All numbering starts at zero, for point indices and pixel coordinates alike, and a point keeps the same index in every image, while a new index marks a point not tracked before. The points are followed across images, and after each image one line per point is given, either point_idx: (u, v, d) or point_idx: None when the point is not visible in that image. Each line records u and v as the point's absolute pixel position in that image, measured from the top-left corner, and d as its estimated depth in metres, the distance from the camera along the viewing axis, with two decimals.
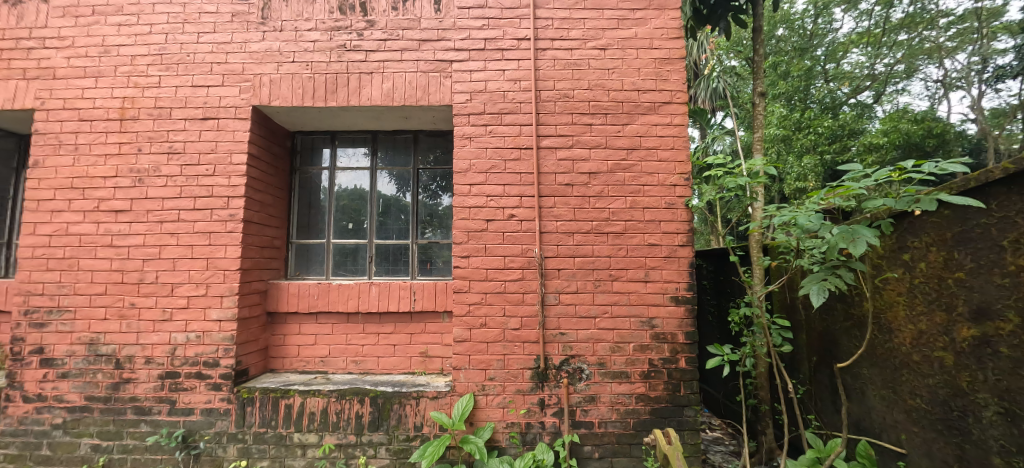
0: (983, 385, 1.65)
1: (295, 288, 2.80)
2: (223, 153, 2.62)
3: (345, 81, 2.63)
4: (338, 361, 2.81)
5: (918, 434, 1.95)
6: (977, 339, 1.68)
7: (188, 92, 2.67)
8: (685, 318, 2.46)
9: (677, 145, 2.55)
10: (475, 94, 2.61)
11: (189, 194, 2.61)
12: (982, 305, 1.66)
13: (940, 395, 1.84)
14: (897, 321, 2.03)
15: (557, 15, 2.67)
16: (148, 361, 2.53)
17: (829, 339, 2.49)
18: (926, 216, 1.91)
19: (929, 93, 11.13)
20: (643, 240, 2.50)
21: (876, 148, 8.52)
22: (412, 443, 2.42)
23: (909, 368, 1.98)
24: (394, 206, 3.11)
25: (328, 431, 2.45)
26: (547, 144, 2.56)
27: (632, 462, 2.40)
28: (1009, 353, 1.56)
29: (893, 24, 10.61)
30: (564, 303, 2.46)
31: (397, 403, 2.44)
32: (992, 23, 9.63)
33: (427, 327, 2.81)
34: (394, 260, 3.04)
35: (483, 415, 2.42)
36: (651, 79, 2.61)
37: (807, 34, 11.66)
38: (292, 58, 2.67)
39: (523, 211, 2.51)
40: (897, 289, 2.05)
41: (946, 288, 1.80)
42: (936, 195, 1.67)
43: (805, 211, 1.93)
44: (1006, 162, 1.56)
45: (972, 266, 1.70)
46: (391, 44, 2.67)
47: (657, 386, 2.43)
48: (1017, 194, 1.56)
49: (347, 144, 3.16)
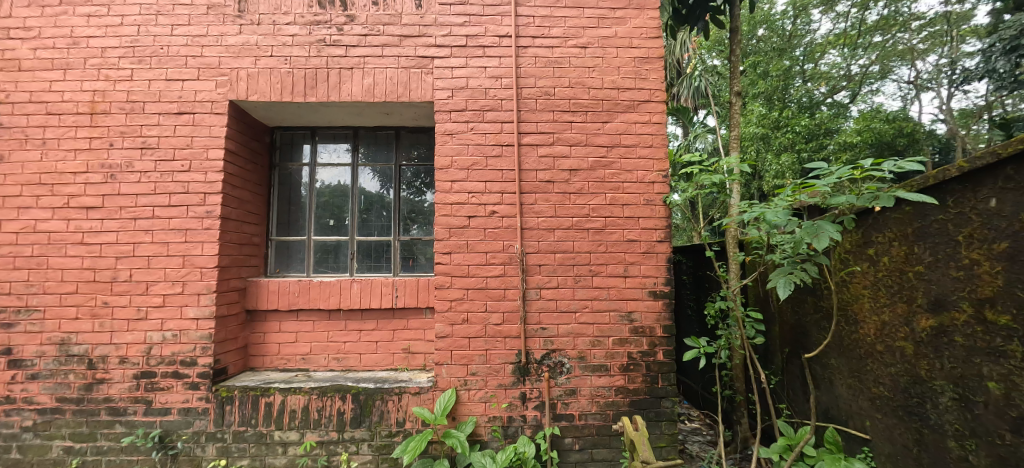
0: (940, 373, 1.75)
1: (275, 286, 2.77)
2: (199, 148, 2.58)
3: (325, 76, 2.61)
4: (319, 359, 2.80)
5: (881, 420, 2.05)
6: (934, 329, 1.78)
7: (162, 86, 2.61)
8: (663, 312, 2.52)
9: (655, 143, 2.61)
10: (456, 91, 2.61)
11: (164, 190, 2.56)
12: (939, 296, 1.75)
13: (901, 382, 1.93)
14: (862, 313, 2.12)
15: (539, 13, 2.69)
16: (122, 361, 2.47)
17: (800, 330, 2.58)
18: (889, 213, 1.99)
19: (901, 95, 11.53)
20: (623, 236, 2.55)
21: (850, 147, 8.73)
22: (395, 439, 2.44)
23: (873, 358, 2.07)
24: (376, 203, 3.09)
25: (310, 429, 2.44)
26: (528, 141, 2.59)
27: (612, 454, 2.46)
28: (963, 342, 1.66)
29: (868, 26, 10.91)
30: (545, 299, 2.50)
31: (379, 400, 2.45)
32: (961, 26, 10.02)
33: (409, 323, 2.81)
34: (375, 256, 3.03)
35: (466, 409, 2.44)
36: (630, 78, 2.66)
37: (787, 34, 11.88)
38: (271, 52, 2.64)
39: (504, 207, 2.54)
40: (863, 283, 2.13)
41: (907, 280, 1.89)
42: (895, 192, 1.75)
43: (775, 207, 2.00)
44: (962, 161, 1.65)
45: (931, 260, 1.78)
46: (372, 39, 2.65)
47: (636, 379, 2.49)
48: (971, 191, 1.65)
49: (328, 140, 3.13)
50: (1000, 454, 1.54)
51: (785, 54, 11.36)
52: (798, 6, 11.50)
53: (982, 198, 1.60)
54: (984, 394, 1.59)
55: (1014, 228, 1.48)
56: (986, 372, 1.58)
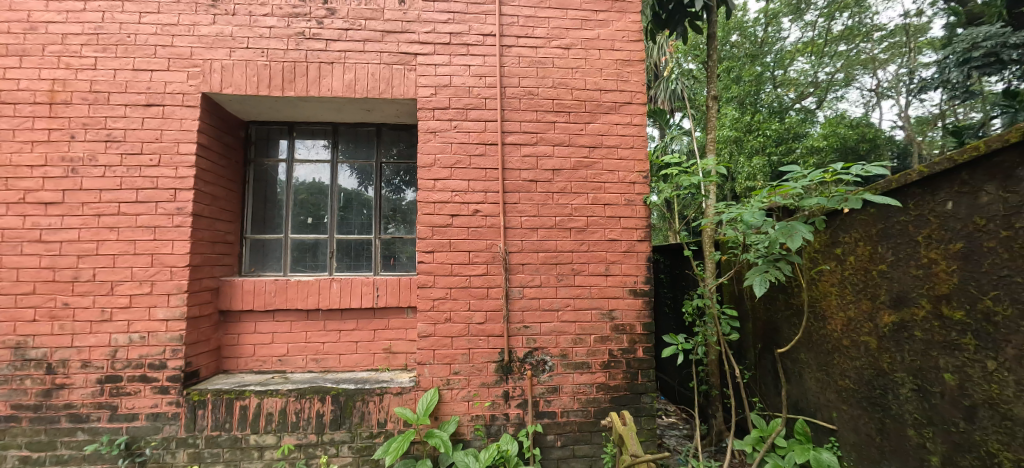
0: (900, 365, 1.85)
1: (250, 285, 2.68)
2: (168, 142, 2.48)
3: (304, 70, 2.55)
4: (297, 360, 2.73)
5: (846, 411, 2.15)
6: (896, 324, 1.88)
7: (128, 76, 2.48)
8: (643, 310, 2.58)
9: (636, 144, 2.66)
10: (440, 89, 2.59)
11: (131, 185, 2.44)
12: (901, 294, 1.85)
13: (865, 375, 2.03)
14: (830, 309, 2.23)
15: (523, 13, 2.69)
16: (85, 365, 2.35)
17: (772, 327, 2.68)
18: (855, 214, 2.09)
19: (864, 102, 12.11)
20: (604, 236, 2.58)
21: (816, 151, 9.08)
22: (376, 440, 2.41)
23: (840, 352, 2.18)
24: (356, 200, 3.04)
25: (287, 431, 2.38)
26: (512, 140, 2.59)
27: (593, 449, 2.50)
28: (922, 336, 1.76)
29: (834, 35, 11.39)
30: (528, 297, 2.51)
31: (360, 401, 2.41)
32: (918, 38, 10.59)
33: (391, 323, 2.78)
34: (355, 255, 2.98)
35: (448, 409, 2.43)
36: (612, 80, 2.70)
37: (759, 41, 12.26)
38: (246, 44, 2.55)
39: (487, 206, 2.54)
40: (831, 281, 2.24)
41: (871, 278, 1.99)
42: (862, 195, 1.84)
43: (750, 208, 2.08)
44: (922, 166, 1.74)
45: (893, 259, 1.89)
46: (353, 34, 2.60)
47: (616, 376, 2.54)
48: (929, 194, 1.75)
49: (306, 136, 3.05)
50: (954, 441, 1.65)
51: (757, 60, 11.73)
52: (769, 13, 11.89)
53: (940, 201, 1.70)
54: (940, 385, 1.69)
55: (968, 229, 1.59)
56: (942, 365, 1.68)
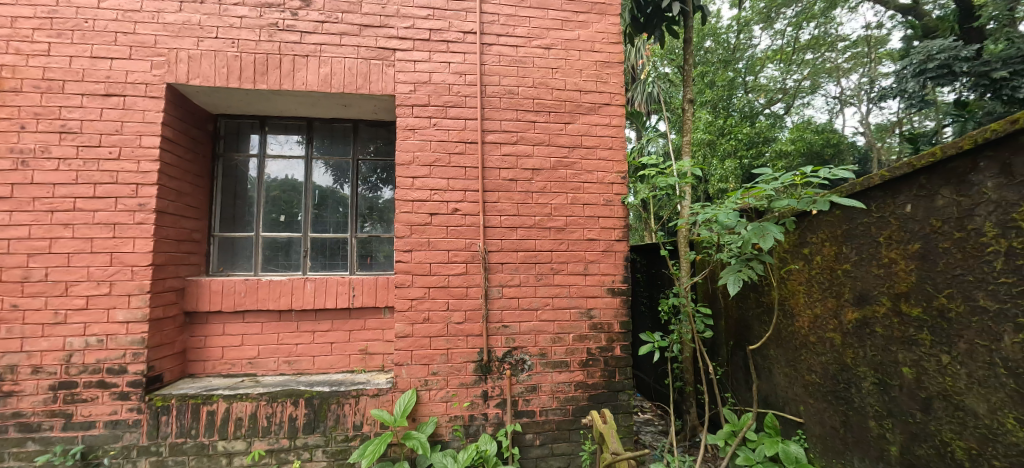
0: (863, 360, 1.94)
1: (218, 285, 2.58)
2: (130, 135, 2.35)
3: (277, 62, 2.46)
4: (268, 363, 2.64)
5: (812, 405, 2.23)
6: (858, 321, 1.96)
7: (85, 63, 2.34)
8: (621, 308, 2.61)
9: (615, 145, 2.70)
10: (419, 86, 2.55)
11: (88, 180, 2.31)
12: (863, 292, 1.94)
13: (830, 370, 2.12)
14: (798, 307, 2.31)
15: (503, 11, 2.68)
16: (35, 371, 2.20)
17: (743, 324, 2.76)
18: (822, 216, 2.18)
19: (828, 109, 12.65)
20: (583, 235, 2.61)
21: (784, 155, 9.42)
22: (351, 443, 2.35)
23: (806, 348, 2.26)
24: (331, 198, 2.96)
25: (258, 437, 2.31)
26: (491, 139, 2.58)
27: (571, 447, 2.52)
28: (882, 332, 1.85)
29: (802, 44, 11.83)
30: (507, 297, 2.50)
31: (335, 403, 2.35)
32: (878, 49, 11.13)
33: (367, 323, 2.72)
34: (330, 254, 2.91)
35: (426, 410, 2.40)
36: (592, 81, 2.72)
37: (731, 47, 12.61)
38: (215, 33, 2.45)
39: (466, 205, 2.52)
40: (799, 279, 2.32)
41: (836, 277, 2.07)
42: (829, 196, 1.91)
43: (725, 209, 2.14)
44: (883, 170, 1.83)
45: (856, 258, 1.97)
46: (329, 27, 2.53)
47: (594, 374, 2.56)
48: (890, 197, 1.84)
49: (278, 131, 2.95)
50: (911, 431, 1.74)
51: (730, 66, 12.07)
52: (741, 21, 12.24)
53: (900, 204, 1.79)
54: (898, 378, 1.78)
55: (925, 231, 1.67)
56: (900, 359, 1.77)
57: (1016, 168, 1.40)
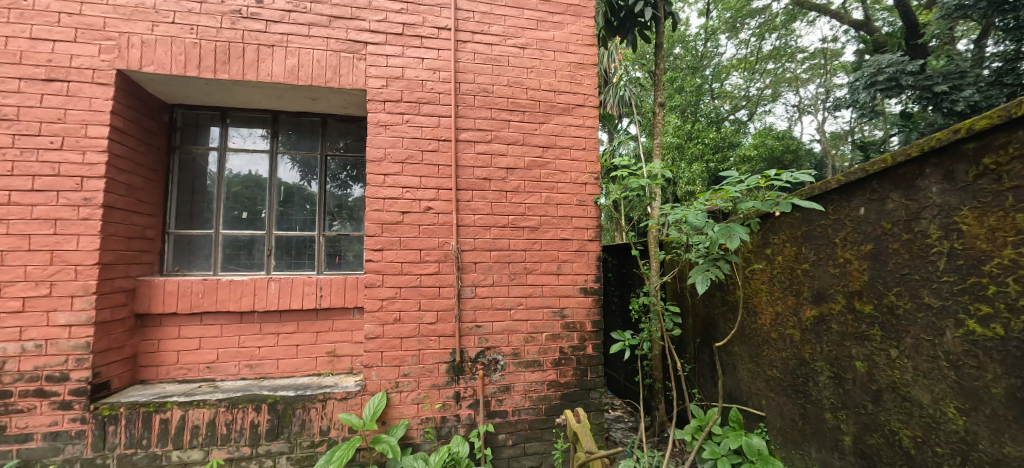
0: (820, 355, 2.04)
1: (174, 286, 2.43)
2: (74, 124, 2.19)
3: (240, 51, 2.35)
4: (228, 367, 2.51)
5: (773, 399, 2.33)
6: (816, 318, 2.06)
7: (24, 44, 2.16)
8: (593, 308, 2.64)
9: (588, 146, 2.72)
10: (391, 81, 2.50)
11: (25, 171, 2.13)
12: (820, 290, 2.04)
13: (790, 365, 2.21)
14: (760, 305, 2.40)
15: (478, 9, 2.66)
16: None
17: (710, 322, 2.85)
18: (783, 217, 2.27)
19: (789, 116, 13.29)
20: (556, 235, 2.62)
21: (748, 160, 9.82)
22: (317, 449, 2.27)
23: (768, 344, 2.35)
24: (298, 195, 2.85)
25: (216, 445, 2.19)
26: (465, 137, 2.55)
27: (544, 446, 2.53)
28: (837, 328, 1.95)
29: (764, 54, 12.37)
30: (480, 297, 2.48)
31: (300, 408, 2.26)
32: (833, 62, 11.78)
33: (335, 325, 2.63)
34: (296, 253, 2.80)
35: (397, 412, 2.35)
36: (566, 82, 2.74)
37: (699, 55, 13.04)
38: (172, 18, 2.31)
39: (439, 203, 2.48)
40: (761, 278, 2.42)
41: (796, 276, 2.17)
42: (790, 199, 2.00)
43: (694, 210, 2.19)
44: (840, 175, 1.92)
45: (814, 258, 2.07)
46: (297, 16, 2.44)
47: (566, 373, 2.58)
48: (845, 200, 1.94)
49: (241, 124, 2.82)
50: (863, 422, 1.84)
51: (698, 72, 12.47)
52: (709, 30, 12.68)
53: (854, 207, 1.89)
54: (852, 371, 1.88)
55: (876, 232, 1.78)
56: (854, 354, 1.87)
57: (958, 174, 1.51)
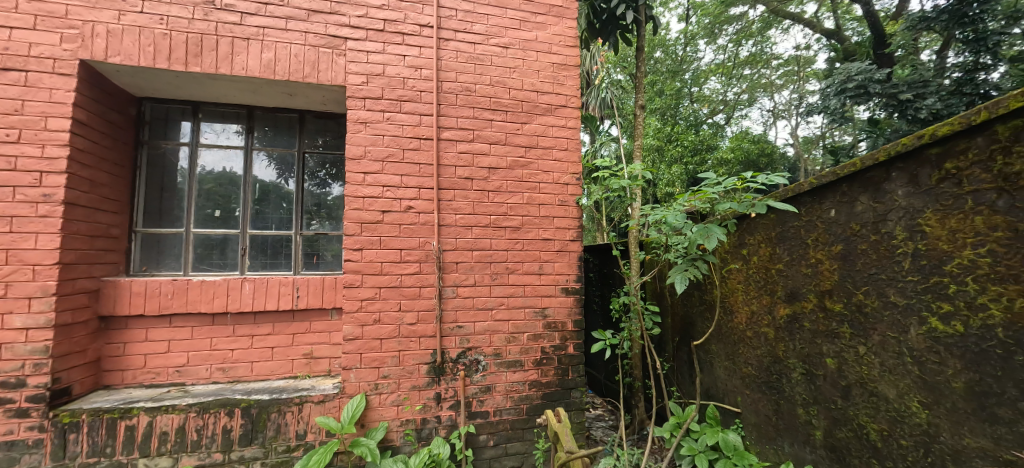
0: (792, 352, 2.10)
1: (141, 286, 2.33)
2: (33, 115, 2.07)
3: (213, 44, 2.27)
4: (199, 370, 2.42)
5: (748, 395, 2.39)
6: (789, 316, 2.12)
7: None
8: (574, 307, 2.66)
9: (570, 147, 2.74)
10: (372, 77, 2.46)
11: None
12: (793, 289, 2.10)
13: (764, 362, 2.28)
14: (736, 304, 2.46)
15: (461, 7, 2.65)
16: None
17: (688, 321, 2.91)
18: (758, 218, 2.33)
19: (764, 121, 13.68)
20: (538, 235, 2.62)
21: (725, 163, 10.05)
22: (293, 454, 2.22)
23: (743, 342, 2.41)
24: (274, 193, 2.78)
25: (186, 452, 2.11)
26: (447, 136, 2.53)
27: (525, 446, 2.53)
28: (809, 326, 2.01)
29: (741, 59, 12.69)
30: (461, 297, 2.47)
31: (275, 412, 2.20)
32: (806, 69, 12.18)
33: (312, 326, 2.58)
34: (272, 253, 2.73)
35: (376, 415, 2.31)
36: (548, 82, 2.75)
37: (679, 59, 13.28)
38: (140, 7, 2.22)
39: (420, 202, 2.45)
40: (737, 278, 2.48)
41: (770, 276, 2.23)
42: (766, 201, 2.05)
43: (673, 210, 2.23)
44: (812, 177, 1.99)
45: (788, 258, 2.13)
46: (273, 9, 2.38)
47: (548, 372, 2.59)
48: (817, 202, 2.00)
49: (214, 119, 2.73)
50: (833, 416, 1.90)
51: (678, 76, 12.70)
52: (688, 34, 12.92)
53: (825, 209, 1.95)
54: (822, 368, 1.95)
55: (846, 234, 1.84)
56: (825, 351, 1.93)
57: (921, 178, 1.57)
